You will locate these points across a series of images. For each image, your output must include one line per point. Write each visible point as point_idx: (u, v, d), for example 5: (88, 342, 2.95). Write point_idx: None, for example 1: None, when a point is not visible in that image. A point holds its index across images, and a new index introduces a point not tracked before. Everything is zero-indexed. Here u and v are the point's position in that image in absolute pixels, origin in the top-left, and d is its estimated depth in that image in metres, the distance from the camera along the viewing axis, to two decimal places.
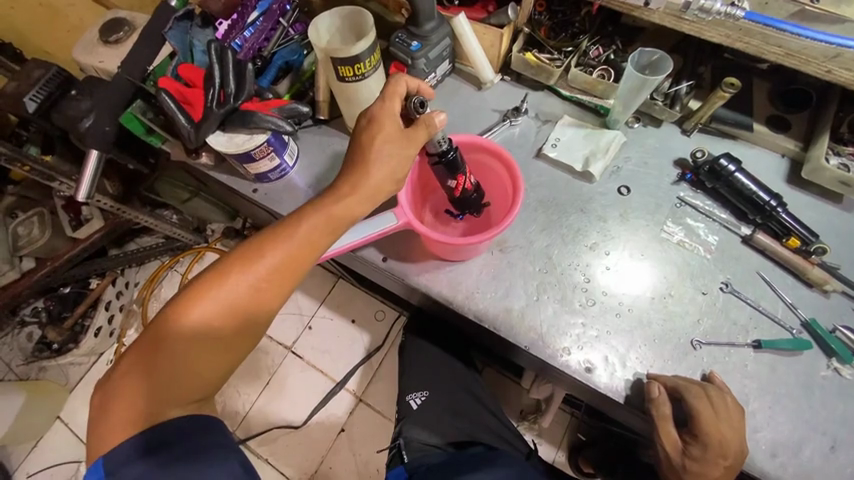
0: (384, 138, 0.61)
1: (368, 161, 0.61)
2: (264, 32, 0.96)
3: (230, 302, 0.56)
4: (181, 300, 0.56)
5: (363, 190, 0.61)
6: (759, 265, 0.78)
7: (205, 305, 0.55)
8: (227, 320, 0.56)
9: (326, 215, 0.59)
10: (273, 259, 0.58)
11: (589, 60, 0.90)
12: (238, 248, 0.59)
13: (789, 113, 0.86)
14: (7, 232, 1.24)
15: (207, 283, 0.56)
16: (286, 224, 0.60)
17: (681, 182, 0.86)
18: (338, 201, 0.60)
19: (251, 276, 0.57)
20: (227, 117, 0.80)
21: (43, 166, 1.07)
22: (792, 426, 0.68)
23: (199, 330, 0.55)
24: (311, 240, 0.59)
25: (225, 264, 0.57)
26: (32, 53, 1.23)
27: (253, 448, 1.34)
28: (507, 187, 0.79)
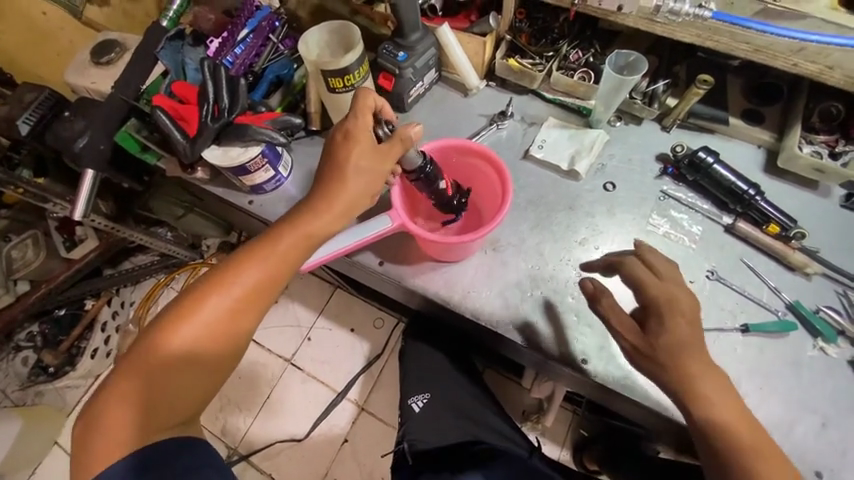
0: (358, 153, 0.61)
1: (343, 177, 0.61)
2: (255, 48, 0.99)
3: (210, 322, 0.57)
4: (159, 324, 0.57)
5: (336, 204, 0.61)
6: (742, 252, 0.81)
7: (185, 326, 0.56)
8: (208, 340, 0.57)
9: (298, 231, 0.61)
10: (248, 278, 0.59)
11: (570, 63, 0.95)
12: (213, 269, 0.60)
13: (763, 106, 0.90)
14: (1, 256, 1.22)
15: (185, 306, 0.57)
16: (258, 242, 0.61)
17: (664, 177, 0.89)
18: (310, 216, 0.61)
19: (228, 296, 0.58)
20: (221, 131, 0.82)
21: (37, 188, 1.08)
22: (783, 407, 0.70)
23: (180, 352, 0.56)
24: (286, 256, 0.60)
25: (202, 285, 0.59)
26: (26, 77, 1.29)
27: (257, 464, 1.34)
28: (495, 183, 0.81)
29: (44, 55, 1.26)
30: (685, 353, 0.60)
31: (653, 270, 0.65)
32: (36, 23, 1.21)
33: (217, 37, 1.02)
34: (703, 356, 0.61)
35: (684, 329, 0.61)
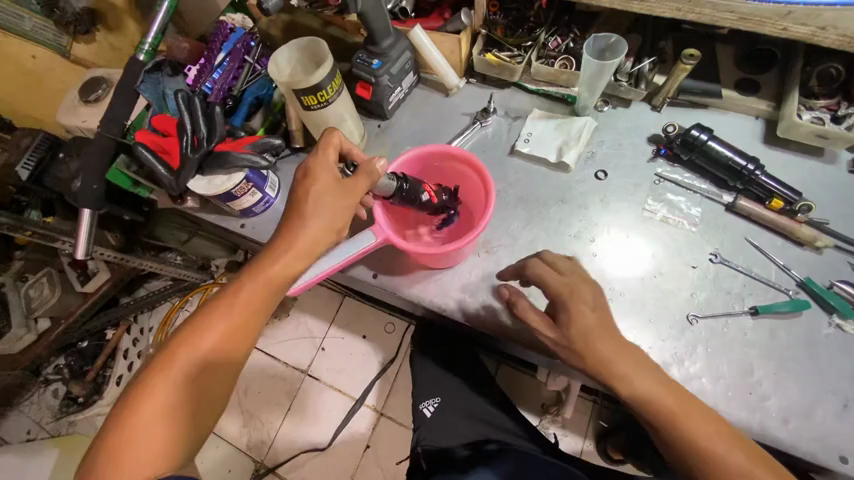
0: (319, 189, 0.62)
1: (307, 214, 0.61)
2: (232, 71, 0.99)
3: (189, 377, 0.55)
4: (132, 390, 0.53)
5: (303, 239, 0.61)
6: (746, 230, 0.78)
7: (162, 387, 0.54)
8: (188, 396, 0.55)
9: (270, 271, 0.60)
10: (224, 325, 0.58)
11: (549, 51, 0.92)
12: (184, 323, 0.58)
13: (757, 74, 0.85)
14: (19, 297, 1.27)
15: (159, 365, 0.55)
16: (230, 286, 0.60)
17: (657, 159, 0.85)
18: (279, 254, 0.60)
19: (205, 347, 0.56)
20: (203, 161, 0.82)
21: (44, 229, 1.10)
22: (801, 390, 0.67)
23: (159, 415, 0.53)
24: (260, 298, 0.60)
25: (175, 341, 0.57)
26: (24, 122, 1.31)
27: (282, 475, 1.35)
28: (476, 181, 0.79)
29: (39, 99, 1.28)
30: (597, 343, 0.56)
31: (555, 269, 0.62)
32: (21, 65, 1.20)
33: (195, 65, 1.04)
34: (613, 338, 0.57)
35: (590, 318, 0.57)
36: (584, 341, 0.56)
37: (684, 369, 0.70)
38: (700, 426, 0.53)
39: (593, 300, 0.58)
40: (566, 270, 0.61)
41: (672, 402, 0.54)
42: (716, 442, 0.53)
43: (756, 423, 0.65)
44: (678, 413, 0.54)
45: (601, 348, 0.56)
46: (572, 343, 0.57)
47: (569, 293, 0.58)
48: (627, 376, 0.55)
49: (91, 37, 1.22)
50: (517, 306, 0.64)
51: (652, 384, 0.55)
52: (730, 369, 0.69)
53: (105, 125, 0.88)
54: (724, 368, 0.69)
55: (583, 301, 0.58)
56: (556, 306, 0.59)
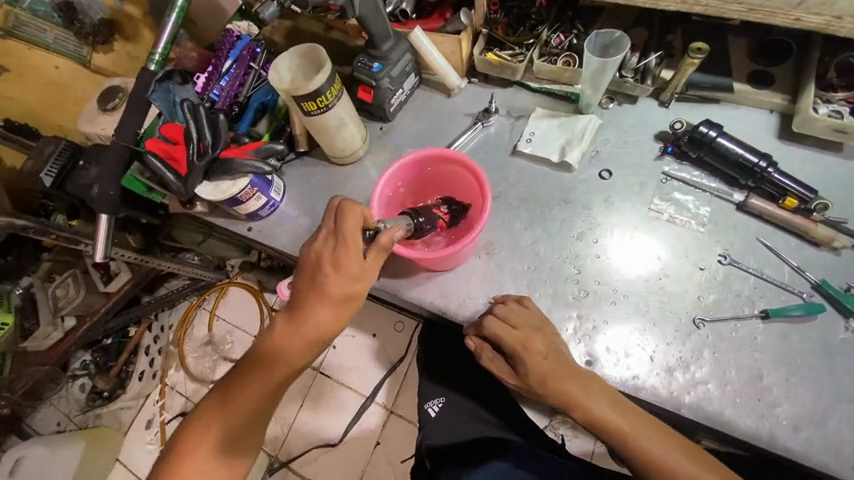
0: (334, 278, 0.61)
1: (317, 307, 0.61)
2: (238, 78, 1.00)
3: (219, 445, 0.64)
4: (175, 451, 0.64)
5: (308, 332, 0.62)
6: (758, 231, 0.75)
7: (198, 453, 0.64)
8: (220, 462, 0.65)
9: (281, 358, 0.64)
10: (245, 405, 0.65)
11: (552, 49, 0.90)
12: (214, 393, 0.67)
13: (772, 66, 0.82)
14: (47, 296, 1.34)
15: (196, 432, 0.65)
16: (254, 361, 0.65)
17: (664, 157, 0.83)
18: (287, 346, 0.63)
19: (231, 421, 0.65)
20: (209, 167, 0.85)
21: (68, 232, 1.15)
22: (815, 397, 0.65)
23: (197, 479, 0.63)
24: (276, 381, 0.65)
25: (209, 411, 0.66)
26: (48, 130, 1.34)
27: (296, 469, 1.38)
28: (470, 180, 0.79)
29: (61, 106, 1.32)
30: (556, 380, 0.65)
31: (507, 321, 0.69)
32: (46, 75, 1.26)
33: (203, 73, 1.05)
34: (578, 380, 0.66)
35: (545, 365, 0.66)
36: (543, 384, 0.66)
37: (689, 374, 0.68)
38: (648, 444, 0.62)
39: (544, 350, 0.66)
40: (519, 323, 0.69)
41: (624, 424, 0.63)
42: (668, 452, 0.61)
43: (765, 430, 0.64)
44: (630, 433, 0.63)
45: (558, 386, 0.65)
46: (533, 385, 0.67)
47: (522, 346, 0.67)
48: (586, 404, 0.64)
49: (109, 47, 1.28)
50: (484, 358, 0.73)
51: (607, 412, 0.64)
52: (738, 375, 0.67)
53: (119, 133, 0.91)
54: (731, 374, 0.68)
55: (536, 352, 0.67)
56: (515, 359, 0.68)
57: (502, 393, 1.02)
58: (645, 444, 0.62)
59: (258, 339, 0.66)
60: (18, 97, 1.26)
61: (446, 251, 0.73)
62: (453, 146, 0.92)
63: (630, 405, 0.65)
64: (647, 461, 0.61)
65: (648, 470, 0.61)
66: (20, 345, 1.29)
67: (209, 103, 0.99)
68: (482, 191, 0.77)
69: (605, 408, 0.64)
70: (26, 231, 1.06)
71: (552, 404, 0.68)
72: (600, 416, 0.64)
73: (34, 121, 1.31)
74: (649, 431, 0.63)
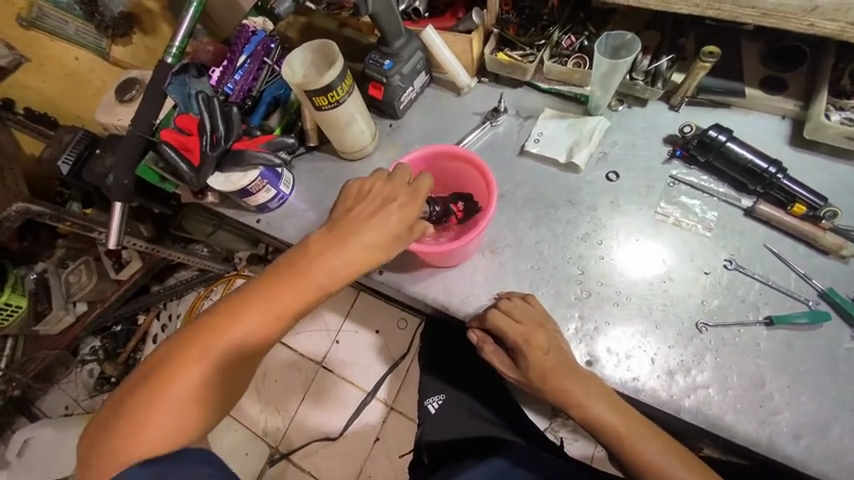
0: (394, 213, 0.63)
1: (366, 234, 0.61)
2: (252, 72, 1.02)
3: (216, 368, 0.58)
4: (172, 357, 0.57)
5: (347, 258, 0.61)
6: (765, 237, 0.75)
7: (191, 372, 0.56)
8: (213, 385, 0.58)
9: (309, 281, 0.61)
10: (267, 317, 0.60)
11: (562, 50, 0.90)
12: (219, 309, 0.59)
13: (785, 71, 0.81)
14: (60, 281, 1.39)
15: (191, 350, 0.57)
16: (288, 271, 0.61)
17: (672, 160, 0.83)
18: (321, 267, 0.61)
19: (236, 343, 0.58)
20: (221, 158, 0.86)
21: (83, 219, 1.18)
22: (817, 406, 0.64)
23: (185, 399, 0.56)
24: (293, 307, 0.61)
25: (215, 321, 0.59)
26: (66, 119, 1.36)
27: (297, 462, 1.40)
28: (473, 174, 0.80)
29: (80, 96, 1.34)
30: (556, 377, 0.66)
31: (510, 316, 0.70)
32: (68, 66, 1.30)
33: (217, 67, 1.07)
34: (578, 378, 0.66)
35: (547, 361, 0.67)
36: (542, 379, 0.67)
37: (690, 378, 0.68)
38: (642, 446, 0.62)
39: (546, 345, 0.67)
40: (523, 318, 0.70)
41: (620, 424, 0.64)
42: (663, 457, 0.61)
43: (765, 437, 0.64)
44: (626, 435, 0.63)
45: (556, 383, 0.66)
46: (532, 380, 0.68)
47: (524, 340, 0.68)
48: (583, 402, 0.65)
49: (128, 40, 1.32)
50: (485, 350, 0.75)
51: (604, 412, 0.64)
52: (739, 381, 0.67)
53: (136, 123, 0.94)
54: (733, 379, 0.67)
55: (537, 347, 0.68)
56: (516, 351, 0.70)
57: (500, 388, 1.04)
58: (638, 447, 0.62)
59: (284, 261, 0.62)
60: (38, 87, 1.29)
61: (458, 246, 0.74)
62: (462, 143, 0.93)
63: (628, 407, 0.65)
64: (639, 463, 0.62)
65: (639, 471, 0.62)
66: (33, 328, 1.33)
67: (223, 96, 1.01)
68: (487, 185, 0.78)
69: (603, 408, 0.65)
70: (42, 217, 1.10)
71: (552, 402, 0.68)
72: (597, 417, 0.64)
73: (53, 111, 1.34)
74: (645, 434, 0.63)
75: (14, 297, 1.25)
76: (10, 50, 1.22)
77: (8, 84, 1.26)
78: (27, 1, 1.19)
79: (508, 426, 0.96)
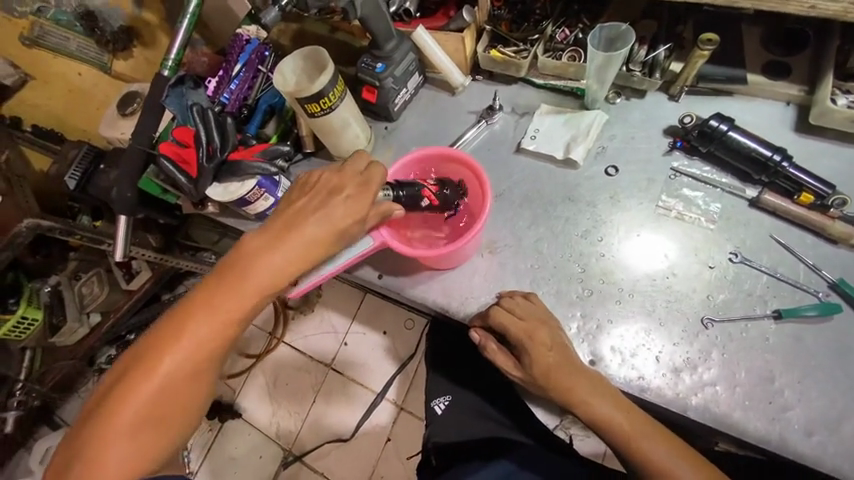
0: (339, 205, 0.62)
1: (308, 231, 0.61)
2: (247, 81, 1.02)
3: (169, 382, 0.59)
4: (129, 372, 0.59)
5: (288, 257, 0.61)
6: (772, 228, 0.73)
7: (143, 390, 0.58)
8: (170, 398, 0.60)
9: (249, 285, 0.60)
10: (216, 322, 0.60)
11: (556, 44, 0.89)
12: (163, 325, 0.60)
13: (788, 56, 0.79)
14: (74, 294, 1.39)
15: (141, 368, 0.58)
16: (232, 273, 0.60)
17: (674, 152, 0.81)
18: (260, 268, 0.60)
19: (183, 355, 0.59)
20: (218, 169, 0.88)
21: (92, 232, 1.20)
22: (829, 400, 0.63)
23: (144, 415, 0.58)
24: (237, 311, 0.60)
25: (165, 332, 0.59)
26: (73, 133, 1.39)
27: (310, 464, 1.41)
28: (462, 169, 0.80)
29: (84, 111, 1.36)
30: (560, 377, 0.65)
31: (514, 313, 0.69)
32: (70, 81, 1.32)
33: (213, 77, 1.08)
34: (583, 377, 0.65)
35: (550, 358, 0.66)
36: (546, 379, 0.66)
37: (697, 375, 0.67)
38: (648, 447, 0.61)
39: (550, 342, 0.66)
40: (526, 315, 0.69)
41: (625, 424, 0.63)
42: (669, 458, 0.60)
43: (776, 434, 0.62)
44: (633, 435, 0.62)
45: (562, 381, 0.65)
46: (536, 379, 0.67)
47: (528, 337, 0.67)
48: (589, 402, 0.64)
49: (128, 53, 1.30)
50: (488, 350, 0.72)
51: (609, 413, 0.63)
52: (748, 377, 0.66)
53: (136, 137, 0.94)
54: (741, 375, 0.66)
55: (541, 343, 0.67)
56: (520, 349, 0.68)
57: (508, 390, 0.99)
58: (645, 449, 0.61)
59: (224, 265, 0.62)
60: (45, 103, 1.34)
61: (464, 244, 0.73)
62: (461, 140, 0.91)
63: (634, 406, 0.64)
64: (647, 464, 0.61)
65: (647, 473, 0.61)
66: (49, 340, 1.36)
67: (219, 106, 1.01)
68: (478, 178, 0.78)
69: (609, 408, 0.64)
70: (52, 232, 1.12)
71: (557, 402, 0.67)
72: (602, 417, 0.63)
73: (59, 126, 1.37)
74: (652, 435, 0.62)
75: (30, 310, 1.28)
76: (15, 70, 1.29)
77: (19, 103, 1.33)
78: (29, 22, 1.25)
79: (516, 426, 0.93)
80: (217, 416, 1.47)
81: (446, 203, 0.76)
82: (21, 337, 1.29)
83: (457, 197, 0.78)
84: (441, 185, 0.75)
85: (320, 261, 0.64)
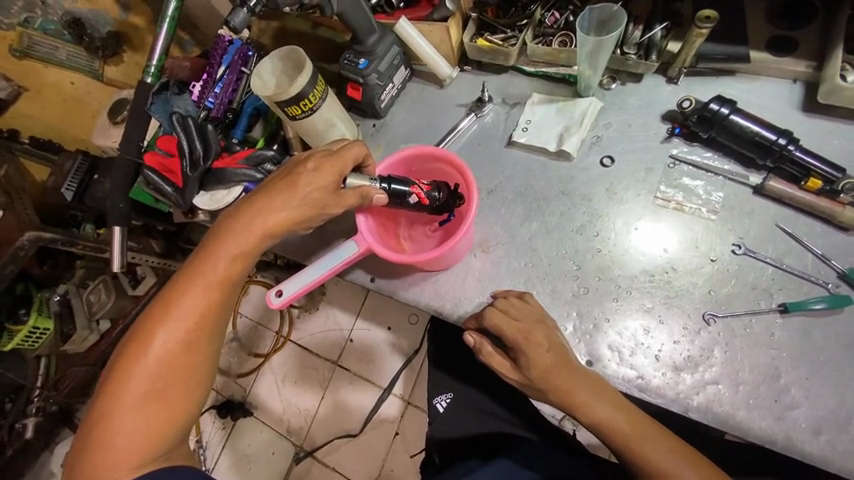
0: (306, 171, 0.64)
1: (277, 196, 0.63)
2: (231, 84, 0.98)
3: (164, 357, 0.58)
4: (122, 358, 0.58)
5: (262, 221, 0.63)
6: (777, 215, 0.70)
7: (139, 369, 0.57)
8: (168, 376, 0.58)
9: (228, 250, 0.62)
10: (200, 293, 0.60)
11: (546, 29, 0.85)
12: (151, 305, 0.60)
13: (795, 30, 0.74)
14: (82, 301, 1.37)
15: (133, 349, 0.58)
16: (212, 245, 0.63)
17: (672, 138, 0.77)
18: (237, 235, 0.63)
19: (174, 328, 0.59)
20: (204, 178, 0.89)
21: (94, 241, 1.20)
22: (838, 398, 0.61)
23: (145, 396, 0.57)
24: (221, 277, 0.61)
25: (153, 314, 0.59)
26: (70, 143, 1.34)
27: (320, 459, 1.42)
28: (444, 166, 0.78)
29: (78, 118, 1.33)
30: (557, 377, 0.62)
31: (507, 314, 0.65)
32: (64, 91, 1.32)
33: (197, 81, 1.03)
34: (580, 383, 0.62)
35: (546, 358, 0.63)
36: (546, 383, 0.62)
37: (698, 374, 0.64)
38: (645, 447, 0.59)
39: (545, 343, 0.63)
40: (521, 315, 0.65)
41: (626, 427, 0.61)
42: (670, 461, 0.58)
43: (782, 434, 0.60)
44: (632, 436, 0.60)
45: (561, 382, 0.62)
46: (535, 381, 0.63)
47: (524, 338, 0.63)
48: (585, 405, 0.62)
49: (119, 58, 1.27)
50: (483, 352, 0.67)
51: (607, 413, 0.61)
52: (752, 375, 0.63)
53: (123, 146, 0.92)
54: (744, 374, 0.63)
55: (537, 344, 0.63)
56: (516, 350, 0.65)
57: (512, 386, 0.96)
58: (642, 449, 0.59)
59: (204, 240, 0.64)
60: (39, 114, 1.33)
61: (458, 242, 0.71)
62: (455, 131, 0.87)
63: (633, 407, 0.62)
64: (644, 465, 0.59)
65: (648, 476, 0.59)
66: (62, 348, 1.36)
67: (204, 112, 0.98)
68: (462, 176, 0.76)
69: (605, 408, 0.62)
70: (55, 244, 1.10)
71: (555, 404, 0.64)
72: (599, 419, 0.61)
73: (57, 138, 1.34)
74: (648, 435, 0.60)
75: (41, 320, 1.26)
76: (8, 83, 1.30)
77: (12, 116, 1.34)
78: (18, 33, 1.28)
79: (524, 425, 0.90)
80: (229, 414, 1.49)
81: (438, 204, 0.72)
82: (34, 347, 1.28)
83: (450, 200, 0.73)
84: (433, 187, 0.71)
85: (296, 226, 0.65)
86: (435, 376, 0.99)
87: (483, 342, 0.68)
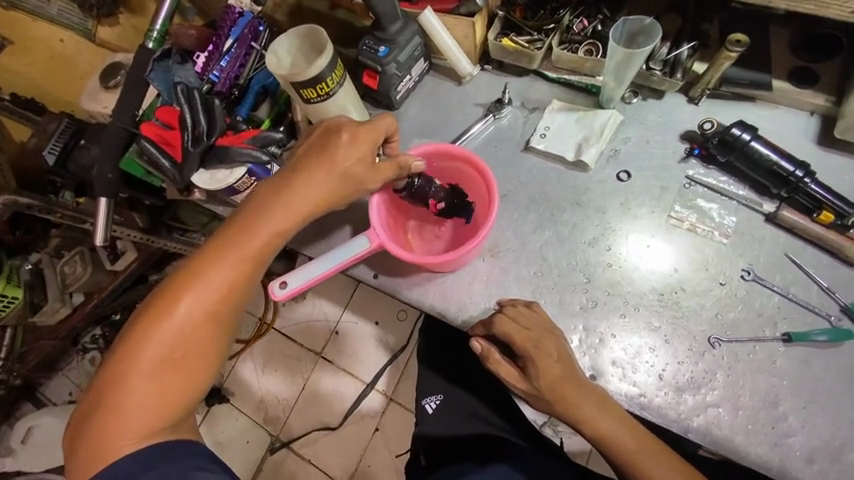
0: (348, 143, 0.61)
1: (317, 169, 0.60)
2: (238, 58, 0.93)
3: (187, 325, 0.55)
4: (142, 318, 0.54)
5: (300, 194, 0.60)
6: (786, 245, 0.71)
7: (159, 334, 0.53)
8: (188, 345, 0.55)
9: (265, 221, 0.59)
10: (232, 261, 0.57)
11: (573, 36, 0.82)
12: (179, 268, 0.57)
13: (817, 62, 0.74)
14: (55, 272, 1.29)
15: (155, 312, 0.54)
16: (249, 213, 0.59)
17: (690, 159, 0.77)
18: (277, 206, 0.60)
19: (200, 295, 0.55)
20: (205, 155, 0.84)
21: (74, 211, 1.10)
22: (832, 428, 0.62)
23: (161, 363, 0.53)
24: (255, 248, 0.58)
25: (180, 278, 0.56)
26: (55, 105, 1.27)
27: (297, 451, 1.39)
28: (464, 167, 0.76)
29: (64, 78, 1.25)
30: (566, 389, 0.62)
31: (518, 323, 0.64)
32: (53, 49, 1.23)
33: (203, 52, 0.97)
34: (587, 396, 0.62)
35: (555, 369, 0.62)
36: (552, 391, 0.62)
37: (700, 396, 0.65)
38: (649, 464, 0.59)
39: (555, 353, 0.62)
40: (531, 324, 0.64)
41: (631, 444, 0.60)
42: None
43: (777, 460, 0.61)
44: (636, 453, 0.60)
45: (567, 394, 0.62)
46: (542, 391, 0.63)
47: (534, 347, 0.62)
48: (591, 419, 0.61)
49: (114, 20, 1.20)
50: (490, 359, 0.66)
51: (613, 428, 0.61)
52: (751, 401, 0.64)
53: (117, 113, 0.84)
54: (744, 399, 0.64)
55: (546, 354, 0.62)
56: (525, 359, 0.64)
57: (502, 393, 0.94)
58: (647, 466, 0.59)
59: (240, 208, 0.61)
60: (22, 72, 1.24)
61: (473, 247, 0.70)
62: (471, 130, 0.85)
63: (638, 424, 0.62)
64: None
65: None
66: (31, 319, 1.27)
67: (208, 85, 0.92)
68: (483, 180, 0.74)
69: (611, 423, 0.61)
70: (31, 210, 1.03)
71: (558, 415, 0.63)
72: (603, 433, 0.61)
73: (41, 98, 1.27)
74: (653, 453, 0.60)
75: (10, 288, 1.17)
76: None
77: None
78: None
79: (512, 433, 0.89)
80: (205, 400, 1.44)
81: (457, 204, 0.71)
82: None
83: None
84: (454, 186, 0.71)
85: (332, 203, 0.62)
86: (426, 376, 0.97)
87: (488, 348, 0.66)
